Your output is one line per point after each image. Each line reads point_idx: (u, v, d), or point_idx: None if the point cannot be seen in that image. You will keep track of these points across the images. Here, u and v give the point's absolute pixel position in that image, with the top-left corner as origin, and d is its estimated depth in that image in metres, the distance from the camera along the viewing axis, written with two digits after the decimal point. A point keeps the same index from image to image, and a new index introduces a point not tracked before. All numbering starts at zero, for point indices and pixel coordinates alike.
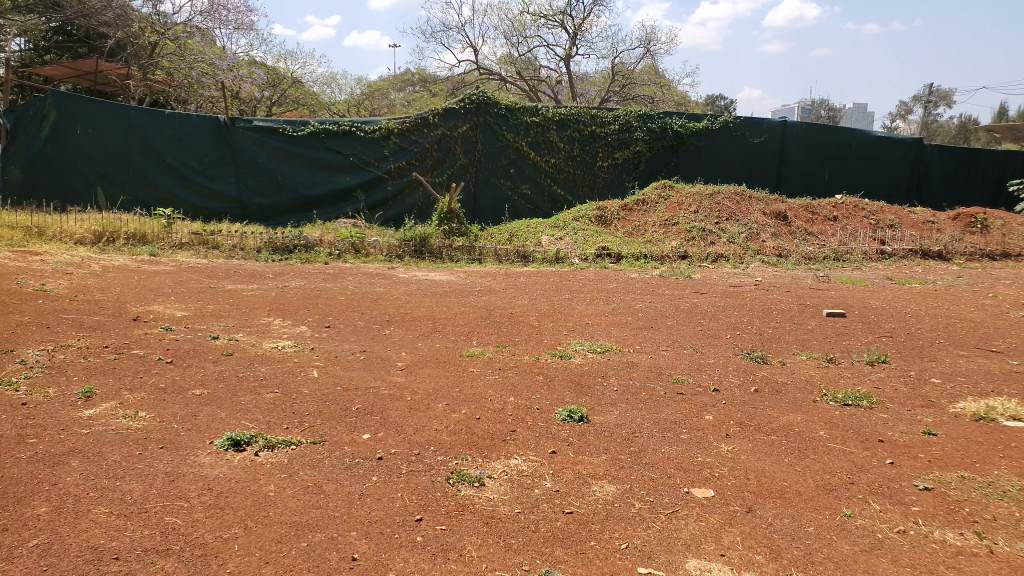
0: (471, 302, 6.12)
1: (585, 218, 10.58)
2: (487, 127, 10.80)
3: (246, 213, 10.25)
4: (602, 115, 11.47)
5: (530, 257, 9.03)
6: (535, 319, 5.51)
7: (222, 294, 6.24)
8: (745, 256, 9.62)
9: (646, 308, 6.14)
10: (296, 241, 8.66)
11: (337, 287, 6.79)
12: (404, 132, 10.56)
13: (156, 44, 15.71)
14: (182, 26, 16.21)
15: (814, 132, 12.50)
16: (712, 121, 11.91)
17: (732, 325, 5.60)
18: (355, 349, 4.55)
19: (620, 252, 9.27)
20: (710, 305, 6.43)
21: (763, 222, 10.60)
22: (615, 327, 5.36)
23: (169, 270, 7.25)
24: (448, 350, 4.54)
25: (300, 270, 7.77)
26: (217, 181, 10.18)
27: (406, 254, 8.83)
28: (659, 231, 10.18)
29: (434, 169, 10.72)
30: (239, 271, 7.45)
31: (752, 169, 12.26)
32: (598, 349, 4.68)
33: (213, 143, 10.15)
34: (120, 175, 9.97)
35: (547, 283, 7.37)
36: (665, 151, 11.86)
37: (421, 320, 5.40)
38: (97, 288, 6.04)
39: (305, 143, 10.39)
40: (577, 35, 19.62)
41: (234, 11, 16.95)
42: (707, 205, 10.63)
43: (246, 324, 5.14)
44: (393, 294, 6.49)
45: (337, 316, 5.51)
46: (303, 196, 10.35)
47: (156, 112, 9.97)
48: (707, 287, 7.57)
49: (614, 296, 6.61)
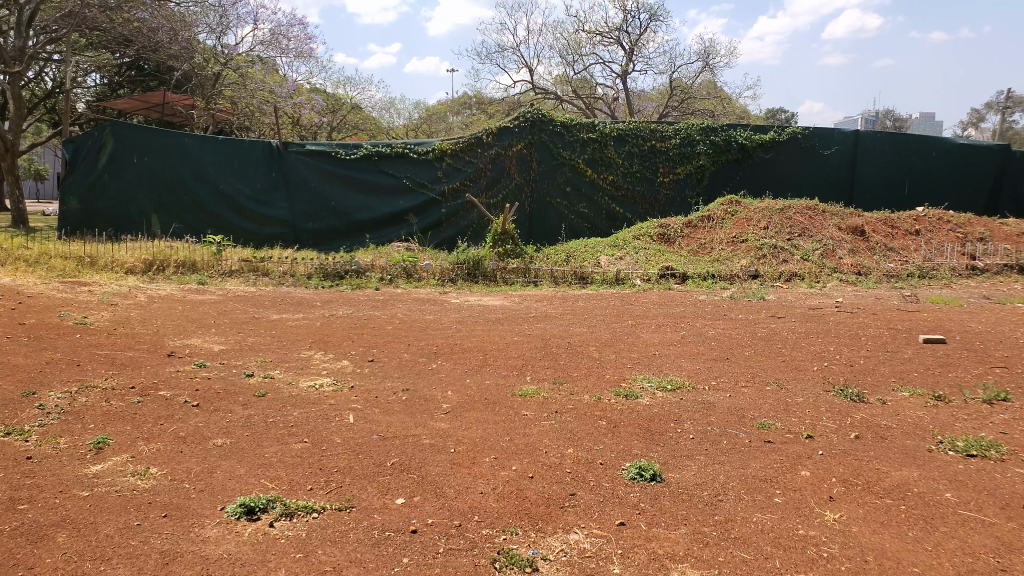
0: (525, 330, 5.65)
1: (647, 236, 10.02)
2: (543, 145, 10.42)
3: (298, 238, 10.10)
4: (663, 129, 10.92)
5: (589, 279, 8.54)
6: (596, 350, 5.00)
7: (266, 325, 5.96)
8: (822, 274, 8.88)
9: (719, 335, 5.56)
10: (347, 266, 8.42)
11: (384, 315, 6.45)
12: (458, 152, 10.26)
13: (218, 74, 16.00)
14: (242, 56, 16.49)
15: (891, 141, 11.60)
16: (780, 133, 11.17)
17: (819, 355, 4.96)
18: (397, 388, 4.13)
19: (685, 272, 8.70)
20: (790, 331, 5.78)
21: (840, 236, 9.79)
22: (686, 359, 4.80)
23: (213, 299, 7.08)
24: (497, 388, 4.06)
25: (348, 297, 7.49)
26: (270, 207, 10.07)
27: (460, 278, 8.46)
28: (728, 249, 9.54)
29: (488, 190, 10.38)
30: (287, 299, 7.22)
31: (824, 182, 11.45)
32: (668, 387, 4.13)
33: (266, 168, 10.07)
34: (176, 202, 9.98)
35: (606, 308, 6.85)
36: (730, 164, 11.18)
37: (470, 352, 4.96)
38: (139, 321, 5.91)
39: (358, 166, 10.21)
40: (634, 51, 19.13)
41: (294, 39, 17.12)
42: (777, 220, 9.93)
43: (284, 359, 4.81)
44: (443, 322, 6.10)
45: (382, 348, 5.12)
46: (356, 220, 10.15)
47: (211, 139, 9.95)
48: (784, 310, 6.91)
49: (682, 322, 6.05)
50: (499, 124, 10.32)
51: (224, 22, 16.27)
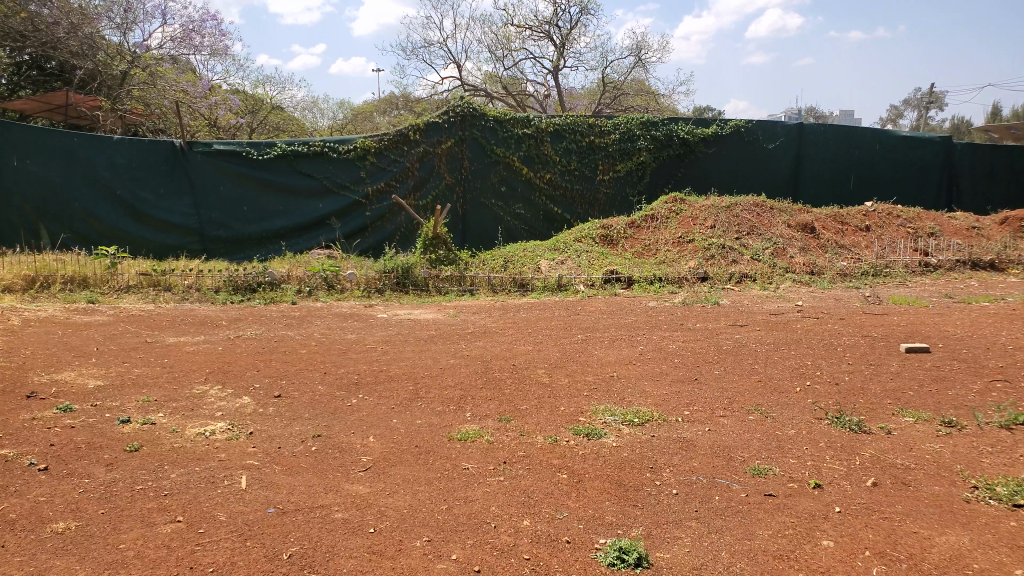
0: (461, 351, 4.91)
1: (589, 238, 9.44)
2: (474, 142, 9.73)
3: (207, 247, 9.09)
4: (600, 125, 10.33)
5: (529, 286, 7.91)
6: (545, 374, 4.31)
7: (157, 353, 5.01)
8: (774, 276, 8.52)
9: (681, 350, 4.97)
10: (260, 278, 7.49)
11: (300, 336, 5.59)
12: (383, 151, 9.46)
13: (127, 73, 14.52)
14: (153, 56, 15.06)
15: (833, 134, 11.44)
16: (723, 126, 10.84)
17: (795, 373, 4.42)
18: (307, 435, 3.35)
19: (631, 276, 8.16)
20: (756, 343, 5.23)
21: (790, 235, 9.46)
22: (649, 383, 4.17)
23: (102, 320, 6.07)
24: (430, 431, 3.33)
25: (260, 313, 6.59)
26: (173, 213, 9.01)
27: (388, 288, 7.69)
28: (674, 250, 9.07)
29: (417, 190, 9.61)
30: (188, 318, 6.26)
31: (768, 177, 11.19)
32: (635, 419, 3.50)
33: (168, 171, 9.00)
34: (64, 210, 8.77)
35: (554, 320, 6.17)
36: (673, 160, 10.74)
37: (400, 381, 4.19)
38: (3, 351, 4.89)
39: (274, 167, 9.26)
40: (565, 45, 18.63)
41: (208, 35, 15.88)
42: (724, 219, 9.52)
43: (172, 398, 3.93)
44: (367, 342, 5.30)
45: (294, 380, 4.30)
46: (272, 227, 9.23)
47: (104, 138, 8.80)
48: (744, 318, 6.39)
49: (638, 335, 5.43)
50: (426, 119, 9.55)
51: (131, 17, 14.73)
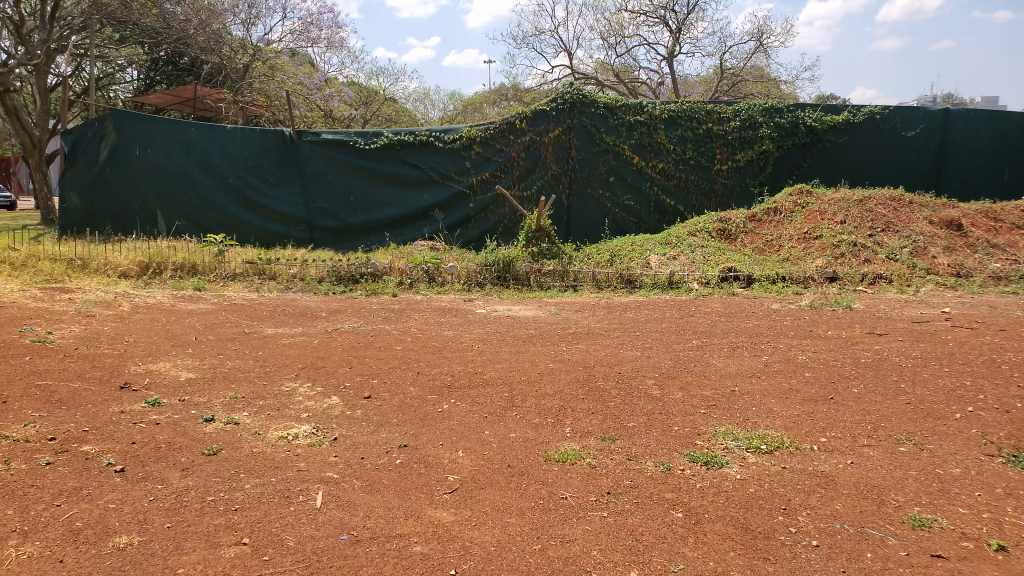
0: (561, 353, 4.54)
1: (705, 232, 8.79)
2: (583, 130, 9.29)
3: (313, 235, 9.18)
4: (720, 111, 9.60)
5: (638, 283, 7.43)
6: (655, 386, 3.85)
7: (253, 346, 4.96)
8: (913, 278, 7.59)
9: (812, 362, 4.36)
10: (363, 269, 7.41)
11: (398, 330, 5.40)
12: (489, 140, 9.22)
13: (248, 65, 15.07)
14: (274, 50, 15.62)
15: (983, 120, 10.18)
16: (855, 113, 9.85)
17: (951, 395, 3.72)
18: (393, 445, 3.09)
19: (751, 274, 7.53)
20: (901, 356, 4.53)
21: (931, 232, 8.42)
22: (776, 401, 3.63)
23: (206, 308, 6.16)
24: (525, 448, 2.98)
25: (359, 305, 6.48)
26: (282, 201, 9.16)
27: (490, 282, 7.43)
28: (800, 247, 8.29)
29: (521, 181, 9.31)
30: (288, 309, 6.24)
31: (908, 168, 10.05)
32: (763, 446, 3.01)
33: (279, 159, 9.17)
34: (183, 198, 9.11)
35: (665, 322, 5.66)
36: (798, 150, 9.84)
37: (496, 386, 3.87)
38: (108, 338, 5.01)
39: (378, 157, 9.23)
40: (681, 31, 17.75)
41: (327, 28, 16.24)
42: (855, 213, 8.62)
43: (260, 396, 3.82)
44: (464, 340, 5.02)
45: (386, 379, 4.07)
46: (376, 216, 9.20)
47: (221, 129, 9.08)
48: (882, 326, 5.62)
49: (763, 343, 4.84)
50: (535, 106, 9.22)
51: (254, 12, 15.33)
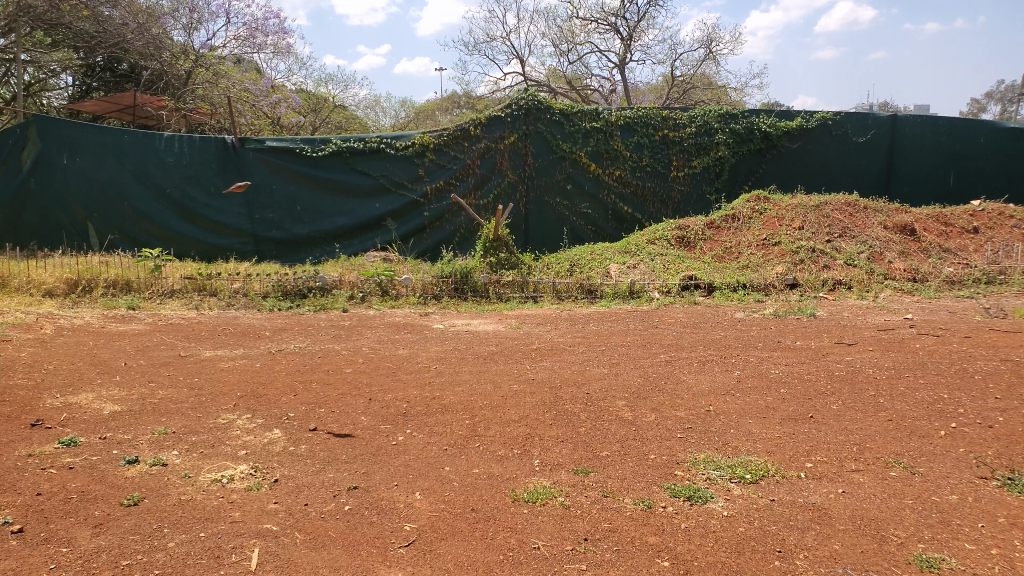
0: (525, 373, 4.25)
1: (664, 240, 8.65)
2: (538, 136, 9.08)
3: (258, 248, 8.72)
4: (675, 117, 9.50)
5: (599, 293, 7.22)
6: (626, 408, 3.61)
7: (188, 371, 4.54)
8: (871, 283, 7.58)
9: (787, 377, 4.18)
10: (310, 283, 7.00)
11: (348, 350, 5.04)
12: (442, 147, 8.92)
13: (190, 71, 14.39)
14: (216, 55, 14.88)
15: (932, 124, 10.32)
16: (809, 119, 9.85)
17: (933, 411, 3.55)
18: (341, 486, 2.75)
19: (711, 283, 7.40)
20: (875, 368, 4.39)
21: (886, 237, 8.46)
22: (754, 421, 3.43)
23: (139, 329, 5.68)
24: (489, 487, 2.68)
25: (307, 323, 6.08)
26: (224, 213, 8.67)
27: (446, 295, 7.11)
28: (759, 254, 8.22)
29: (477, 189, 9.03)
30: (229, 328, 5.80)
31: (859, 175, 10.16)
32: (747, 476, 2.79)
33: (220, 168, 8.68)
34: (116, 209, 8.52)
35: (631, 335, 5.43)
36: (753, 156, 9.81)
37: (456, 413, 3.56)
38: (25, 366, 4.52)
39: (327, 165, 8.83)
40: (632, 38, 17.76)
41: (272, 34, 15.64)
42: (812, 219, 8.61)
43: (193, 430, 3.42)
44: (420, 359, 4.70)
45: (335, 408, 3.73)
46: (325, 228, 8.79)
47: (157, 137, 8.55)
48: (849, 334, 5.52)
49: (733, 357, 4.66)
50: (488, 112, 8.96)
51: (195, 17, 14.69)
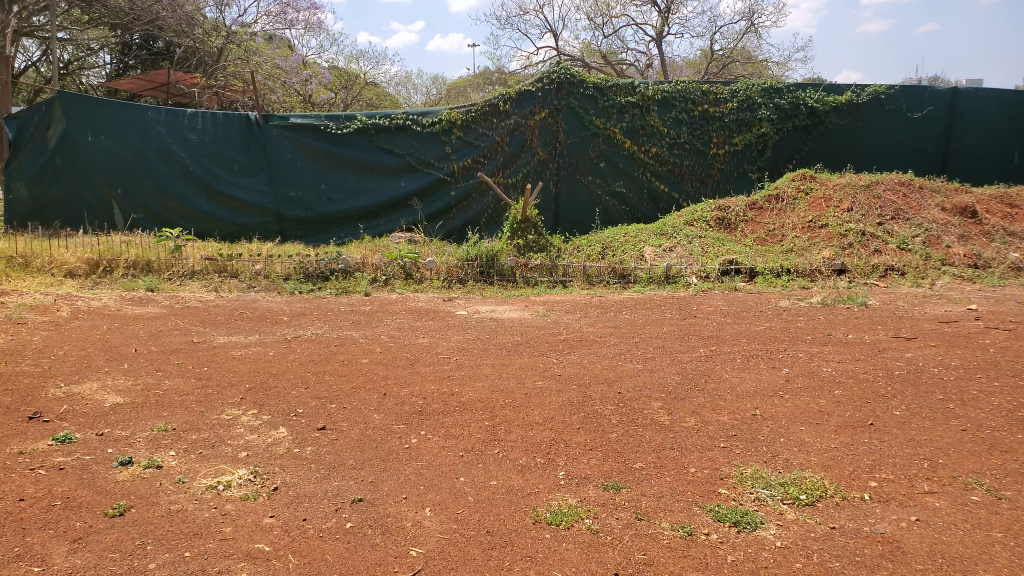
0: (551, 368, 3.93)
1: (702, 221, 8.20)
2: (570, 113, 8.67)
3: (281, 227, 8.53)
4: (715, 91, 8.97)
5: (632, 278, 6.85)
6: (663, 410, 3.27)
7: (198, 359, 4.33)
8: (926, 269, 7.06)
9: (842, 377, 3.78)
10: (333, 265, 6.77)
11: (366, 338, 4.78)
12: (469, 124, 8.57)
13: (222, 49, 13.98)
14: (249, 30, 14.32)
15: (993, 99, 9.63)
16: (859, 93, 9.24)
17: (1014, 421, 3.14)
18: (345, 498, 2.49)
19: (752, 267, 6.97)
20: (941, 367, 3.95)
21: (944, 220, 7.88)
22: (806, 429, 3.07)
23: (155, 313, 5.51)
24: (508, 506, 2.39)
25: (326, 307, 5.83)
26: (248, 191, 8.48)
27: (471, 278, 6.82)
28: (804, 237, 7.73)
29: (505, 167, 8.68)
30: (247, 313, 5.59)
31: (913, 153, 9.52)
32: (802, 496, 2.45)
33: (244, 146, 8.47)
34: (141, 187, 8.39)
35: (666, 325, 5.05)
36: (797, 132, 9.24)
37: (476, 413, 3.27)
38: (35, 351, 4.35)
39: (351, 143, 8.56)
40: (669, 11, 17.04)
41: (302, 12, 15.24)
42: (863, 200, 8.06)
43: (194, 428, 3.21)
44: (440, 350, 4.41)
45: (347, 404, 3.47)
46: (350, 207, 8.55)
47: (181, 113, 8.37)
48: (907, 327, 5.06)
49: (780, 353, 4.26)
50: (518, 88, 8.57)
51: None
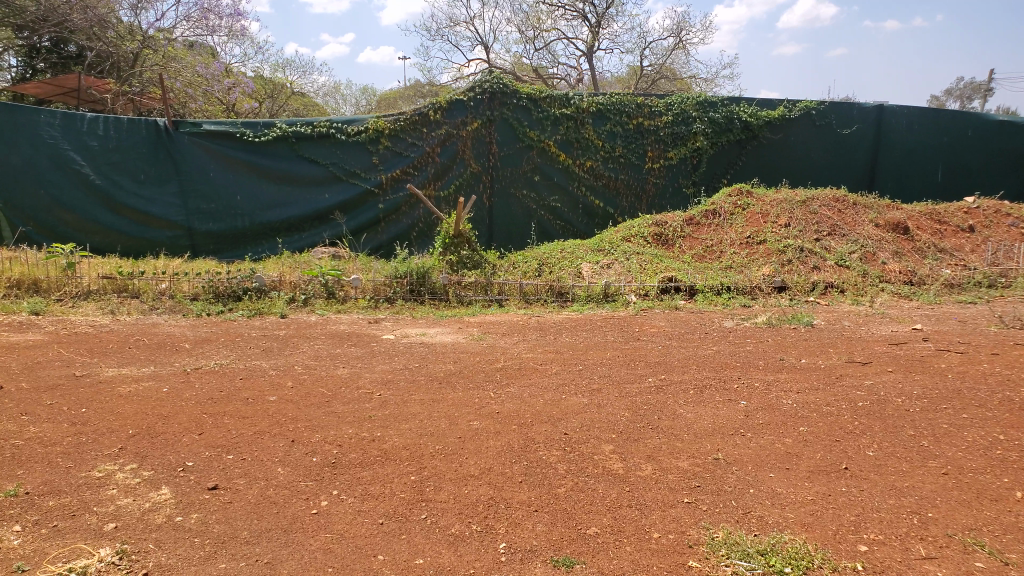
0: (486, 405, 3.48)
1: (641, 237, 7.95)
2: (504, 123, 8.29)
3: (193, 242, 7.84)
4: (652, 104, 8.77)
5: (570, 296, 6.50)
6: (615, 457, 2.86)
7: (75, 399, 3.65)
8: (865, 286, 6.98)
9: (804, 411, 3.47)
10: (247, 284, 6.14)
11: (277, 369, 4.20)
12: (398, 133, 8.09)
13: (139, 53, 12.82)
14: (169, 36, 13.23)
15: (919, 116, 9.77)
16: (791, 108, 9.23)
17: (992, 460, 2.88)
18: None
19: (693, 285, 6.72)
20: (904, 397, 3.70)
21: (879, 237, 7.87)
22: (775, 476, 2.72)
23: (34, 342, 4.76)
24: None
25: (236, 332, 5.21)
26: (155, 203, 7.74)
27: (401, 297, 6.33)
28: (745, 254, 7.58)
29: (437, 179, 8.23)
30: (144, 340, 4.91)
31: (843, 169, 9.60)
32: (787, 568, 2.09)
33: (150, 153, 7.73)
34: (31, 198, 7.51)
35: (613, 351, 4.68)
36: (732, 147, 9.15)
37: (402, 465, 2.79)
38: None
39: (271, 151, 7.93)
40: (601, 25, 17.03)
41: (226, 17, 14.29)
42: (799, 216, 7.99)
43: (53, 489, 2.61)
44: (361, 384, 3.88)
45: (249, 455, 2.92)
46: (270, 221, 7.93)
47: (77, 116, 7.54)
48: (859, 349, 4.86)
49: (733, 382, 3.93)
50: (450, 96, 8.13)
51: None
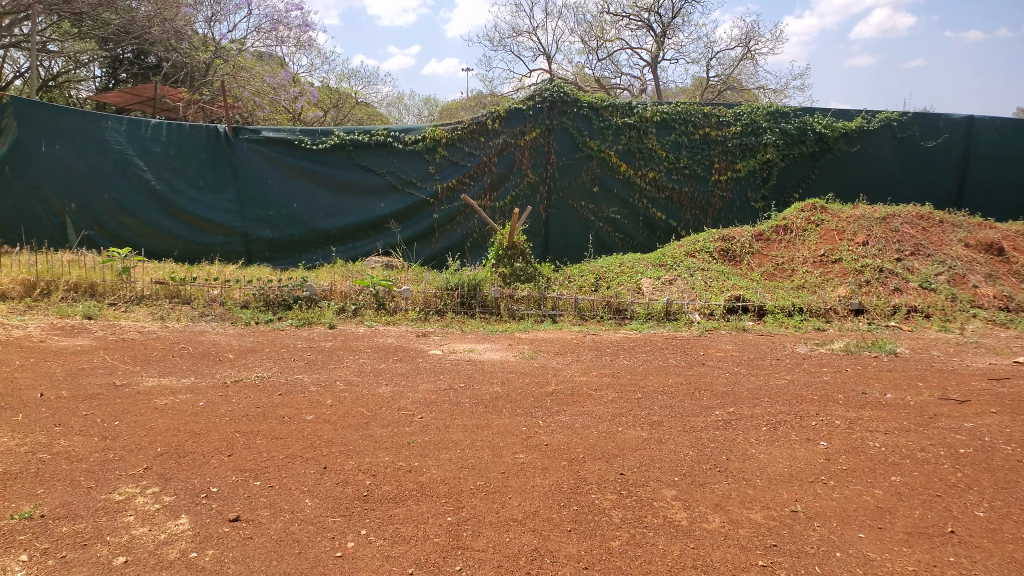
0: (535, 435, 3.18)
1: (704, 252, 7.51)
2: (563, 132, 8.02)
3: (248, 249, 7.83)
4: (718, 114, 8.34)
5: (628, 313, 6.14)
6: (679, 505, 2.52)
7: (112, 411, 3.54)
8: (953, 311, 6.37)
9: (898, 458, 3.03)
10: (297, 292, 6.03)
11: (319, 384, 4.01)
12: (454, 143, 7.93)
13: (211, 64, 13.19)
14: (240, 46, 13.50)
15: (1013, 129, 9.02)
16: (869, 119, 8.63)
17: None
18: None
19: (761, 305, 6.28)
20: (1017, 446, 3.21)
21: (969, 257, 7.21)
22: (870, 539, 2.32)
23: (85, 346, 4.74)
24: None
25: (282, 342, 5.08)
26: (213, 209, 7.78)
27: (450, 310, 6.10)
28: (818, 273, 7.06)
29: (492, 190, 8.01)
30: (190, 347, 4.83)
31: (928, 185, 8.90)
32: None
33: (211, 160, 7.79)
34: (97, 203, 7.65)
35: (676, 377, 4.31)
36: (805, 160, 8.61)
37: (439, 503, 2.52)
38: None
39: (327, 159, 7.88)
40: (666, 35, 16.59)
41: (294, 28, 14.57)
42: (879, 233, 7.40)
43: (72, 513, 2.45)
44: (402, 405, 3.64)
45: (279, 482, 2.70)
46: (324, 229, 7.86)
47: (143, 123, 7.67)
48: (955, 384, 4.33)
49: (811, 420, 3.51)
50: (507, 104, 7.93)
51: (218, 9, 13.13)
